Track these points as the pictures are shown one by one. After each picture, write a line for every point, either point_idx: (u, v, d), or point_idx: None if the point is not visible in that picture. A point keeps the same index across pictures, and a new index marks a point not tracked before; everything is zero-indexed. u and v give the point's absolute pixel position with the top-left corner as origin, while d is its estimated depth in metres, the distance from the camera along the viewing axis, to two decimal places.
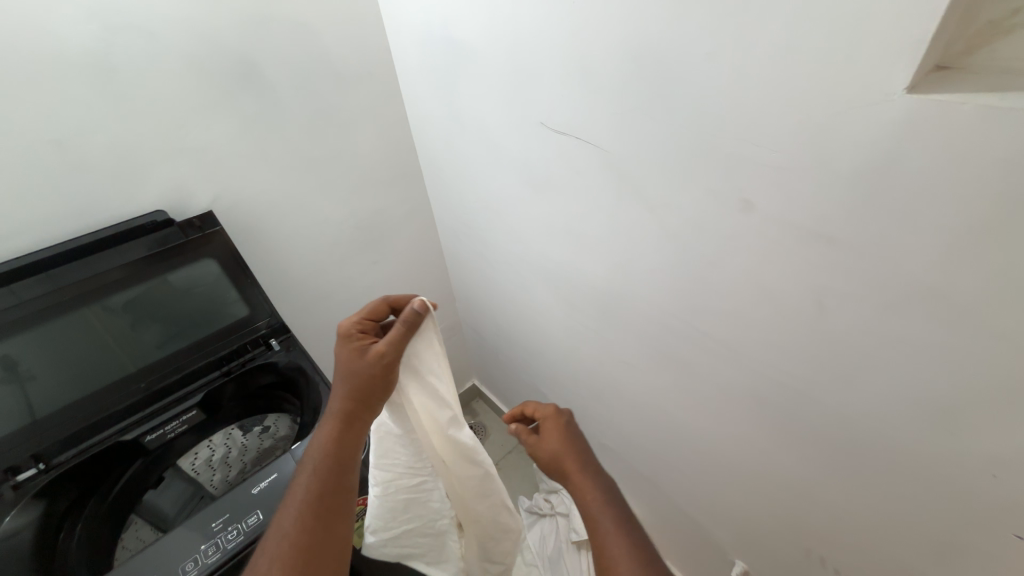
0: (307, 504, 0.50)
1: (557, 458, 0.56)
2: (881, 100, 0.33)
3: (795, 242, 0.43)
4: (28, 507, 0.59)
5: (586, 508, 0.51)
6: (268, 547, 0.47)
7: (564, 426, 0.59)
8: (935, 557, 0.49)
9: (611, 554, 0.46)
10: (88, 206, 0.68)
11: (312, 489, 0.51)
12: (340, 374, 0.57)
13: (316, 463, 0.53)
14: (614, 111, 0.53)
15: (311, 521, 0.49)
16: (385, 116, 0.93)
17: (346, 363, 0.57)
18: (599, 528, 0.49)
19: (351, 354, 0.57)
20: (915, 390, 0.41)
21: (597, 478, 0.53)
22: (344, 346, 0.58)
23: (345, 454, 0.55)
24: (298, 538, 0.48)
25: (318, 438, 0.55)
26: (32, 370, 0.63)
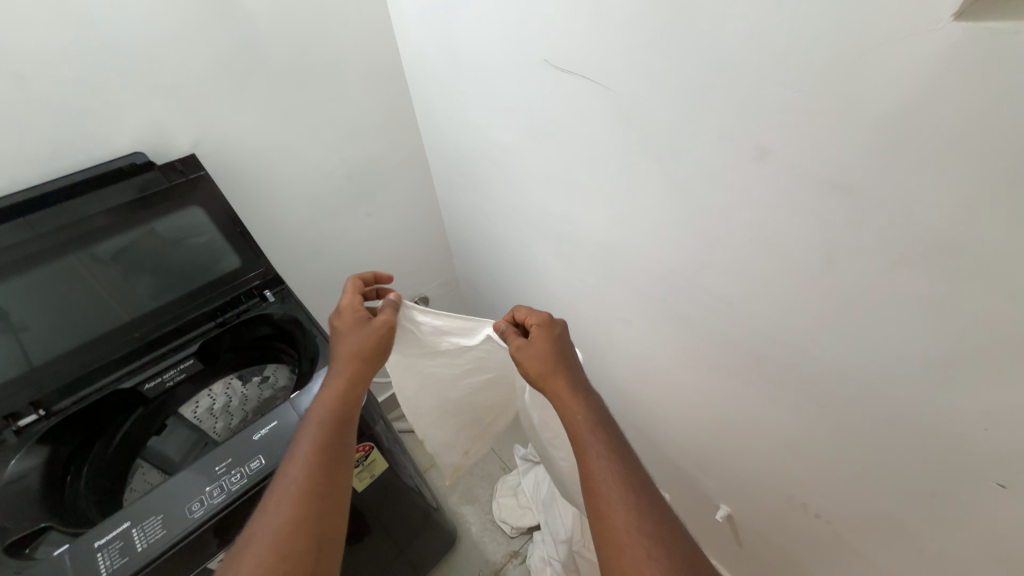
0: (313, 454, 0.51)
1: (540, 368, 0.56)
2: (923, 31, 0.30)
3: (809, 193, 0.42)
4: (33, 451, 0.60)
5: (572, 426, 0.52)
6: (276, 489, 0.48)
7: (554, 337, 0.58)
8: (916, 505, 0.51)
9: (597, 474, 0.47)
10: (60, 147, 0.64)
11: (318, 441, 0.52)
12: (343, 339, 0.59)
13: (320, 418, 0.54)
14: (624, 46, 0.48)
15: (319, 468, 0.50)
16: (376, 53, 0.87)
17: (351, 331, 0.59)
18: (586, 444, 0.50)
19: (354, 323, 0.60)
20: (917, 346, 0.41)
21: (586, 399, 0.54)
22: (347, 317, 0.60)
23: (348, 413, 0.56)
24: (304, 483, 0.49)
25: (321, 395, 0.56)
26: (23, 320, 0.62)
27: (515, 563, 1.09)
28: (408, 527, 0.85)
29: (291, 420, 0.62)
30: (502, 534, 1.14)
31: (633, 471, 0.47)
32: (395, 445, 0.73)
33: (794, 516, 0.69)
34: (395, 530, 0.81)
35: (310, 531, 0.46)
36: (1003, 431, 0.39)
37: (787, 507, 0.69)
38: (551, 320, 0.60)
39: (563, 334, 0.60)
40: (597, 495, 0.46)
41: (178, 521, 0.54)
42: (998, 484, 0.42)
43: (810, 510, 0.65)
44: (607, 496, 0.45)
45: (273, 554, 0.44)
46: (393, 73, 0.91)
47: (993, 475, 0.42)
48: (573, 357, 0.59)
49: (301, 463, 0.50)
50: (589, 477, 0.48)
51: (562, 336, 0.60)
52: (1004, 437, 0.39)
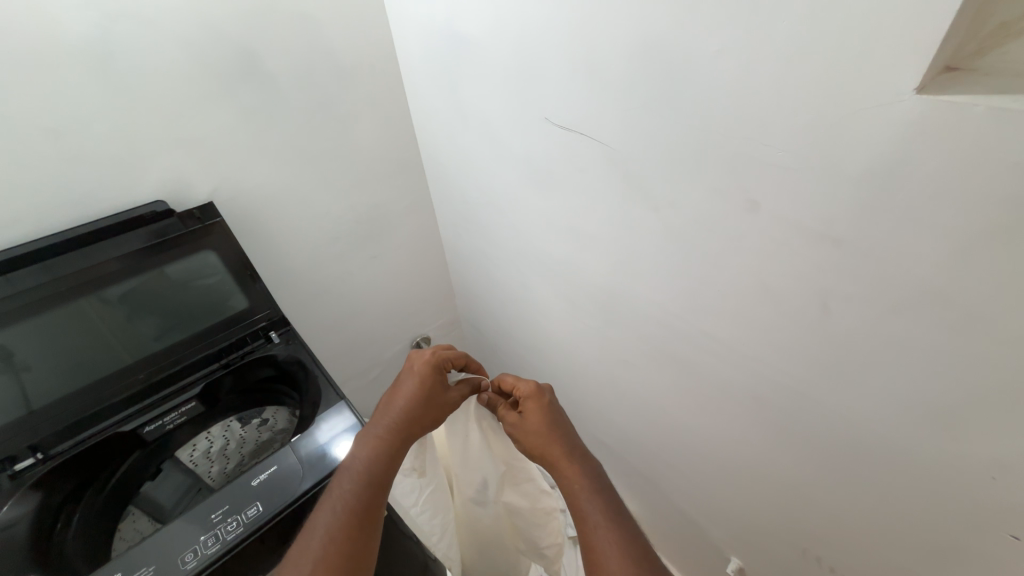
0: (353, 508, 0.50)
1: (539, 437, 0.58)
2: (891, 101, 0.33)
3: (801, 243, 0.44)
4: (26, 496, 0.60)
5: (570, 491, 0.51)
6: (311, 544, 0.47)
7: (545, 406, 0.60)
8: (933, 559, 0.49)
9: (595, 543, 0.46)
10: (86, 195, 0.68)
11: (359, 497, 0.51)
12: (407, 400, 0.61)
13: (361, 468, 0.54)
14: (620, 108, 0.53)
15: (358, 526, 0.49)
16: (388, 108, 0.93)
17: (421, 391, 0.62)
18: (585, 512, 0.49)
19: (429, 384, 0.63)
20: (917, 393, 0.42)
21: (583, 464, 0.54)
22: (424, 374, 0.63)
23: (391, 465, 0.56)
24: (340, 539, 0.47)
25: (365, 446, 0.56)
26: (28, 362, 0.63)
27: None
28: None
29: (291, 465, 0.62)
30: None
31: (632, 537, 0.46)
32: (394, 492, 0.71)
33: (808, 569, 0.66)
34: None
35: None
36: (1011, 480, 0.39)
37: (801, 561, 0.66)
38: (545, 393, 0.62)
39: (555, 404, 0.61)
40: (598, 565, 0.44)
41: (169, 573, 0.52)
42: (1013, 536, 0.41)
43: (825, 564, 0.62)
44: (606, 569, 0.44)
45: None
46: (402, 126, 0.96)
47: (1007, 527, 0.41)
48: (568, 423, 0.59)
49: (339, 518, 0.49)
50: (590, 546, 0.46)
51: (556, 406, 0.61)
52: (1013, 486, 0.39)
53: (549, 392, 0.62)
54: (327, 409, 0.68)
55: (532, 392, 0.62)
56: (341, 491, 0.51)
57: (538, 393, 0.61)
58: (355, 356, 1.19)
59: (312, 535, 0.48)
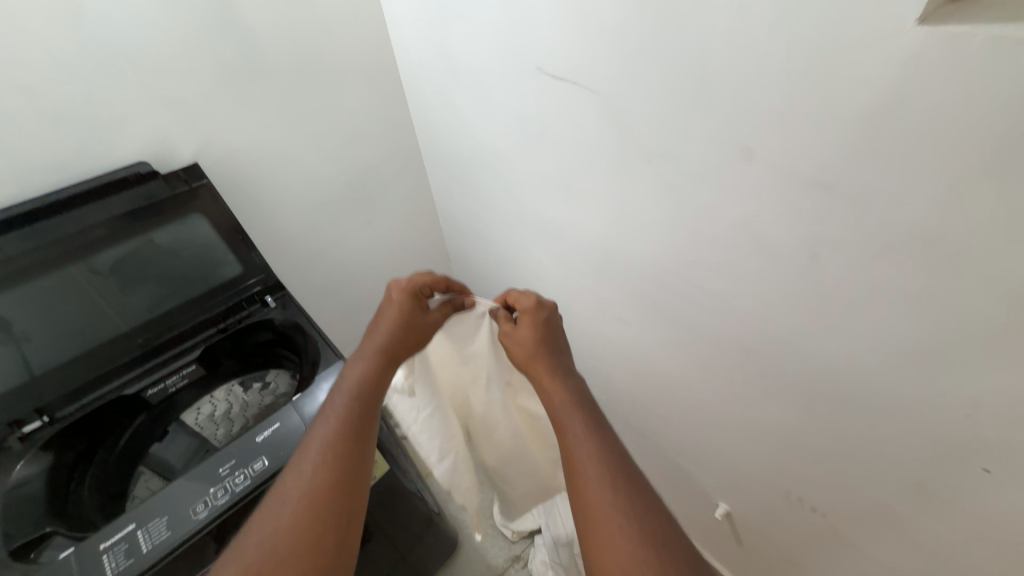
0: (348, 418, 0.52)
1: (523, 351, 0.59)
2: (890, 36, 0.32)
3: (794, 190, 0.43)
4: (36, 458, 0.61)
5: (551, 401, 0.54)
6: (309, 454, 0.49)
7: (541, 322, 0.61)
8: (909, 494, 0.51)
9: (571, 444, 0.48)
10: (66, 158, 0.66)
11: (354, 409, 0.53)
12: (391, 324, 0.61)
13: (353, 387, 0.55)
14: (614, 54, 0.51)
15: (355, 433, 0.51)
16: (374, 64, 0.89)
17: (404, 313, 0.62)
18: (564, 420, 0.51)
19: (411, 307, 0.63)
20: (902, 337, 0.43)
21: (564, 376, 0.56)
22: (403, 299, 0.63)
23: (380, 385, 0.57)
24: (336, 447, 0.49)
25: (355, 369, 0.58)
26: (26, 331, 0.64)
27: (518, 567, 1.10)
28: (410, 530, 0.86)
29: (294, 423, 0.63)
30: (503, 539, 1.14)
31: (610, 444, 0.48)
32: (396, 448, 0.73)
33: (790, 510, 0.69)
34: (398, 532, 0.82)
35: (341, 496, 0.46)
36: (987, 417, 0.40)
37: (784, 502, 0.69)
38: (548, 309, 0.63)
39: (552, 316, 0.62)
40: (573, 463, 0.47)
41: (183, 523, 0.54)
42: (984, 469, 0.43)
43: (807, 504, 0.66)
44: (582, 475, 0.46)
45: (307, 510, 0.44)
46: (390, 83, 0.93)
47: (979, 461, 0.43)
48: (557, 336, 0.61)
49: (335, 427, 0.51)
50: (567, 449, 0.49)
51: (550, 318, 0.62)
52: (987, 423, 0.41)
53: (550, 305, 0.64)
54: (326, 369, 0.69)
55: (530, 306, 0.63)
56: (334, 408, 0.53)
57: (536, 306, 0.62)
58: (353, 321, 1.20)
59: (310, 441, 0.50)
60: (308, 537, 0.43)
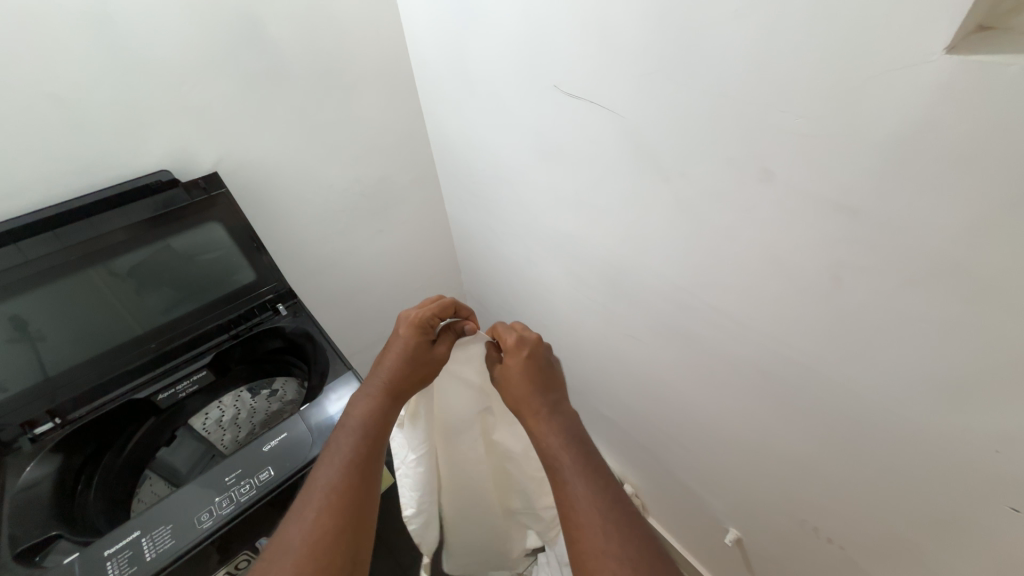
0: (352, 462, 0.51)
1: (517, 392, 0.57)
2: (918, 62, 0.32)
3: (815, 214, 0.43)
4: (46, 459, 0.62)
5: (546, 448, 0.52)
6: (314, 497, 0.48)
7: (529, 362, 0.58)
8: (932, 531, 0.49)
9: (567, 496, 0.47)
10: (91, 164, 0.67)
11: (357, 453, 0.52)
12: (398, 360, 0.59)
13: (358, 426, 0.54)
14: (633, 75, 0.51)
15: (358, 480, 0.50)
16: (393, 77, 0.90)
17: (410, 349, 0.60)
18: (561, 469, 0.49)
19: (418, 344, 0.61)
20: (924, 366, 0.42)
21: (558, 418, 0.54)
22: (411, 335, 0.61)
23: (387, 424, 0.56)
24: (341, 490, 0.48)
25: (361, 405, 0.56)
26: (42, 331, 0.64)
27: None
28: (412, 543, 0.85)
29: (301, 433, 0.63)
30: None
31: (608, 491, 0.46)
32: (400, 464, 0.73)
33: (805, 539, 0.67)
34: (400, 545, 0.81)
35: (346, 548, 0.45)
36: (1015, 453, 0.39)
37: (799, 531, 0.67)
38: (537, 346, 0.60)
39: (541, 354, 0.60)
40: (570, 516, 0.46)
41: (187, 531, 0.54)
42: (1012, 508, 0.41)
43: (822, 534, 0.64)
44: (579, 524, 0.44)
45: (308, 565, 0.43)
46: (408, 96, 0.94)
47: (1006, 499, 0.41)
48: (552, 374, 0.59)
49: (337, 472, 0.50)
50: (563, 500, 0.47)
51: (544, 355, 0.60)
52: (1015, 459, 0.39)
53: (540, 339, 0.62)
54: (335, 379, 0.69)
55: (514, 345, 0.60)
56: (341, 449, 0.52)
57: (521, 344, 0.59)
58: (362, 330, 1.20)
59: (314, 487, 0.49)
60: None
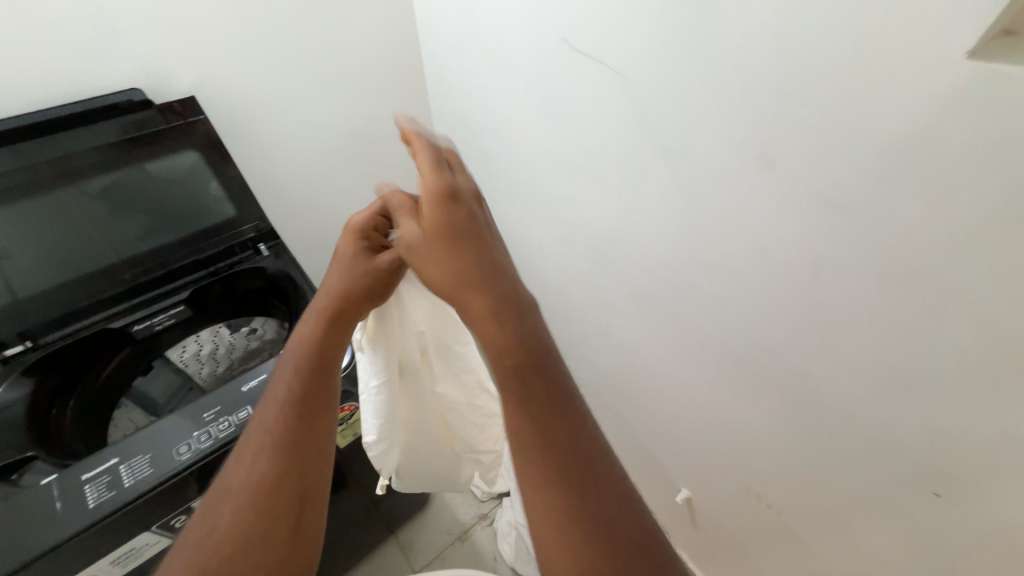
0: (287, 403, 0.44)
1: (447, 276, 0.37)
2: (936, 63, 0.32)
3: (807, 207, 0.43)
4: (20, 382, 0.61)
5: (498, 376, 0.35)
6: (251, 441, 0.43)
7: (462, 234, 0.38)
8: (863, 506, 0.54)
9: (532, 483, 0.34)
10: (55, 77, 0.62)
11: (293, 386, 0.45)
12: (342, 269, 0.49)
13: (295, 361, 0.46)
14: (648, 39, 0.48)
15: (299, 414, 0.44)
16: (391, 9, 0.84)
17: (352, 266, 0.49)
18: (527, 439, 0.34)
19: (360, 253, 0.50)
20: (882, 364, 0.44)
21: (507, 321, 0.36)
22: (350, 247, 0.49)
23: (331, 353, 0.48)
24: (277, 435, 0.42)
25: (300, 334, 0.48)
26: (6, 249, 0.61)
27: (483, 525, 1.16)
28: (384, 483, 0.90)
29: None
30: (472, 498, 1.20)
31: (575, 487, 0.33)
32: None
33: (748, 504, 0.73)
34: (369, 483, 0.86)
35: (291, 491, 0.41)
36: (948, 446, 0.43)
37: (744, 497, 0.73)
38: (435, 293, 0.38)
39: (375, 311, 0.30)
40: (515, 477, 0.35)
41: (166, 462, 0.55)
42: (936, 493, 0.46)
43: (764, 500, 0.69)
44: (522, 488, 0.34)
45: (251, 512, 0.39)
46: (404, 35, 0.88)
47: (933, 486, 0.46)
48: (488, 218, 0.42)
49: (275, 412, 0.44)
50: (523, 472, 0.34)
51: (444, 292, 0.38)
52: (946, 454, 0.43)
53: (473, 220, 0.39)
54: None
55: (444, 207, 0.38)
56: (281, 387, 0.45)
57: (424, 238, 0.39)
58: None
59: (252, 426, 0.44)
60: (248, 542, 0.38)
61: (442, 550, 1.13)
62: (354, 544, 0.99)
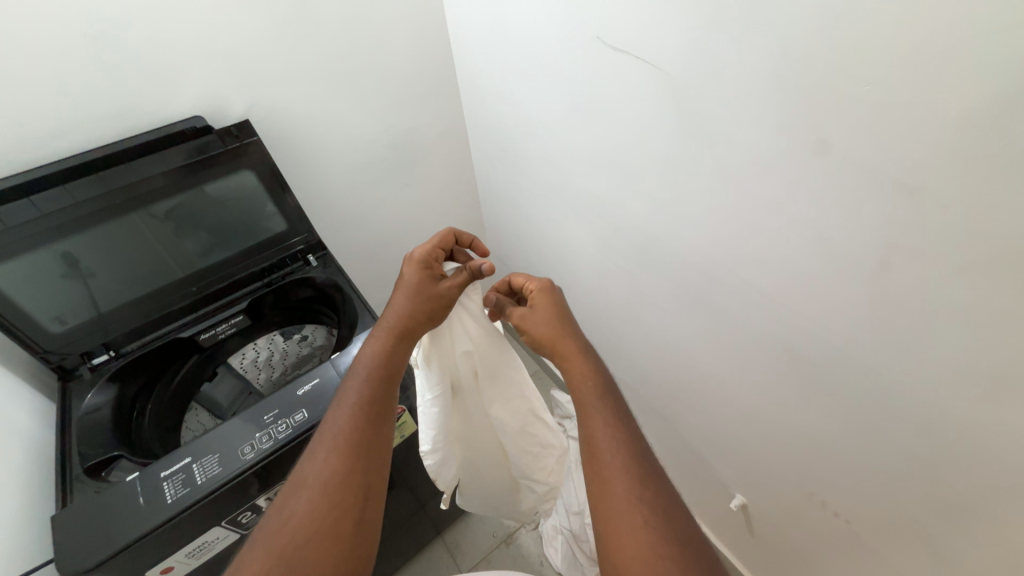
0: (359, 408, 0.52)
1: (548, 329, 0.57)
2: (1021, 24, 0.28)
3: (870, 191, 0.40)
4: (105, 388, 0.68)
5: (583, 401, 0.51)
6: (327, 438, 0.50)
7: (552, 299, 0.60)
8: (945, 516, 0.50)
9: (613, 503, 0.43)
10: (129, 110, 0.68)
11: (365, 395, 0.53)
12: (408, 295, 0.60)
13: (366, 371, 0.55)
14: (687, 28, 0.47)
15: (368, 419, 0.51)
16: (425, 22, 0.86)
17: (416, 292, 0.60)
18: (604, 463, 0.45)
19: (424, 281, 0.61)
20: (964, 358, 0.40)
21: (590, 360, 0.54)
22: (416, 275, 0.61)
23: (395, 368, 0.57)
24: (350, 434, 0.50)
25: (370, 349, 0.57)
26: (92, 268, 0.67)
27: (528, 528, 1.16)
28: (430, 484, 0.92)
29: (331, 378, 0.66)
30: None
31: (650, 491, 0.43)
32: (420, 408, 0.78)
33: (810, 511, 0.69)
34: (416, 483, 0.88)
35: (361, 486, 0.47)
36: None
37: (806, 503, 0.69)
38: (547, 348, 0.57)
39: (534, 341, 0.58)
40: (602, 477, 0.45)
41: (232, 461, 0.59)
42: None
43: (829, 508, 0.65)
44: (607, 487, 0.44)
45: (326, 501, 0.45)
46: (439, 45, 0.90)
47: None
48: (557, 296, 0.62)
49: (348, 416, 0.51)
50: (602, 494, 0.44)
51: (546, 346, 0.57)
52: None
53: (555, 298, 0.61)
54: (362, 330, 0.72)
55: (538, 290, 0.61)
56: (353, 393, 0.53)
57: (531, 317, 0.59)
58: (387, 283, 1.22)
59: (326, 427, 0.51)
60: (321, 527, 0.44)
61: (488, 552, 1.13)
62: (403, 544, 1.02)
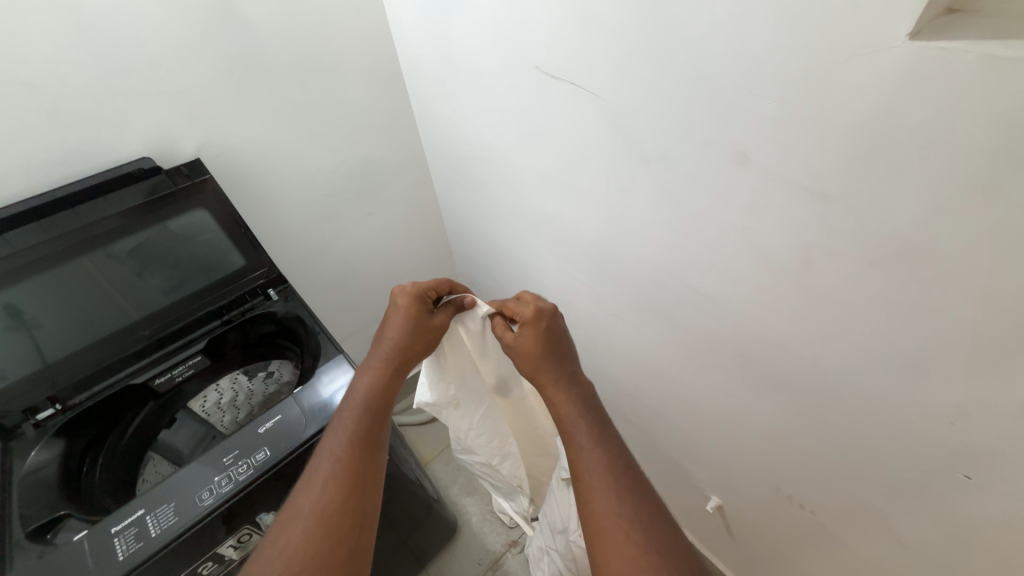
0: (352, 438, 0.52)
1: (535, 359, 0.56)
2: (883, 47, 0.32)
3: (789, 198, 0.43)
4: (51, 443, 0.65)
5: (566, 428, 0.51)
6: (320, 467, 0.50)
7: (546, 328, 0.57)
8: (894, 496, 0.52)
9: (604, 529, 0.43)
10: (72, 155, 0.67)
11: (358, 424, 0.54)
12: (399, 325, 0.61)
13: (359, 402, 0.56)
14: (615, 55, 0.50)
15: (362, 448, 0.51)
16: (376, 57, 0.89)
17: (410, 321, 0.61)
18: (592, 488, 0.46)
19: (419, 315, 0.62)
20: (883, 346, 0.44)
21: (572, 391, 0.54)
22: (410, 306, 0.61)
23: (386, 397, 0.58)
24: (344, 464, 0.50)
25: (362, 380, 0.58)
26: (37, 319, 0.65)
27: (514, 552, 1.13)
28: (408, 515, 0.89)
29: (295, 415, 0.65)
30: (501, 525, 1.18)
31: (633, 510, 0.43)
32: (394, 438, 0.78)
33: (780, 506, 0.70)
34: (394, 517, 0.86)
35: (354, 515, 0.47)
36: (969, 425, 0.41)
37: (773, 498, 0.70)
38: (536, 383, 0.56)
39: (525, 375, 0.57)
40: (597, 518, 0.44)
41: (189, 509, 0.56)
42: (966, 476, 0.44)
43: (795, 501, 0.67)
44: (601, 519, 0.44)
45: (319, 531, 0.45)
46: (391, 78, 0.93)
47: (960, 468, 0.44)
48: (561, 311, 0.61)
49: (340, 446, 0.51)
50: (592, 521, 0.44)
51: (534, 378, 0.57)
52: (969, 431, 0.41)
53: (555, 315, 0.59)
54: (327, 362, 0.71)
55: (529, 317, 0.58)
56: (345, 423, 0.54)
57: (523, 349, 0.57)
58: (355, 312, 1.21)
59: (320, 457, 0.51)
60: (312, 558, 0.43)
61: None
62: None
